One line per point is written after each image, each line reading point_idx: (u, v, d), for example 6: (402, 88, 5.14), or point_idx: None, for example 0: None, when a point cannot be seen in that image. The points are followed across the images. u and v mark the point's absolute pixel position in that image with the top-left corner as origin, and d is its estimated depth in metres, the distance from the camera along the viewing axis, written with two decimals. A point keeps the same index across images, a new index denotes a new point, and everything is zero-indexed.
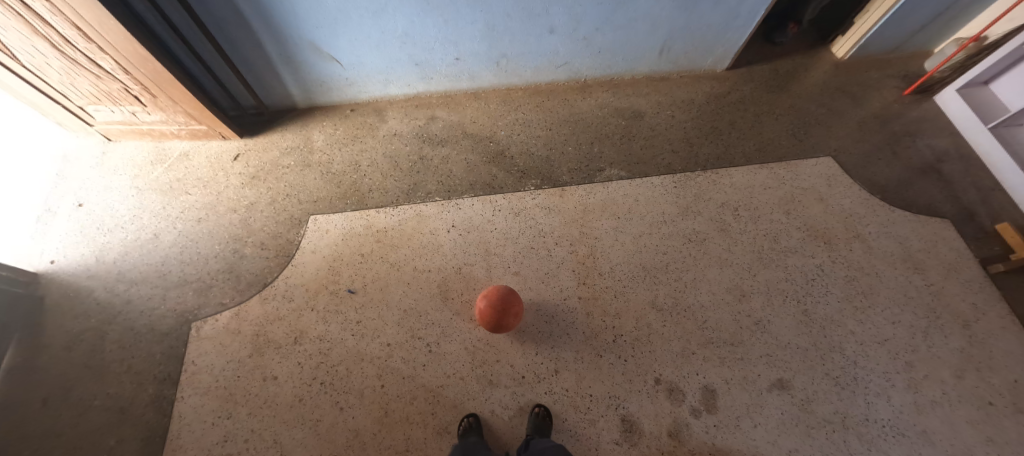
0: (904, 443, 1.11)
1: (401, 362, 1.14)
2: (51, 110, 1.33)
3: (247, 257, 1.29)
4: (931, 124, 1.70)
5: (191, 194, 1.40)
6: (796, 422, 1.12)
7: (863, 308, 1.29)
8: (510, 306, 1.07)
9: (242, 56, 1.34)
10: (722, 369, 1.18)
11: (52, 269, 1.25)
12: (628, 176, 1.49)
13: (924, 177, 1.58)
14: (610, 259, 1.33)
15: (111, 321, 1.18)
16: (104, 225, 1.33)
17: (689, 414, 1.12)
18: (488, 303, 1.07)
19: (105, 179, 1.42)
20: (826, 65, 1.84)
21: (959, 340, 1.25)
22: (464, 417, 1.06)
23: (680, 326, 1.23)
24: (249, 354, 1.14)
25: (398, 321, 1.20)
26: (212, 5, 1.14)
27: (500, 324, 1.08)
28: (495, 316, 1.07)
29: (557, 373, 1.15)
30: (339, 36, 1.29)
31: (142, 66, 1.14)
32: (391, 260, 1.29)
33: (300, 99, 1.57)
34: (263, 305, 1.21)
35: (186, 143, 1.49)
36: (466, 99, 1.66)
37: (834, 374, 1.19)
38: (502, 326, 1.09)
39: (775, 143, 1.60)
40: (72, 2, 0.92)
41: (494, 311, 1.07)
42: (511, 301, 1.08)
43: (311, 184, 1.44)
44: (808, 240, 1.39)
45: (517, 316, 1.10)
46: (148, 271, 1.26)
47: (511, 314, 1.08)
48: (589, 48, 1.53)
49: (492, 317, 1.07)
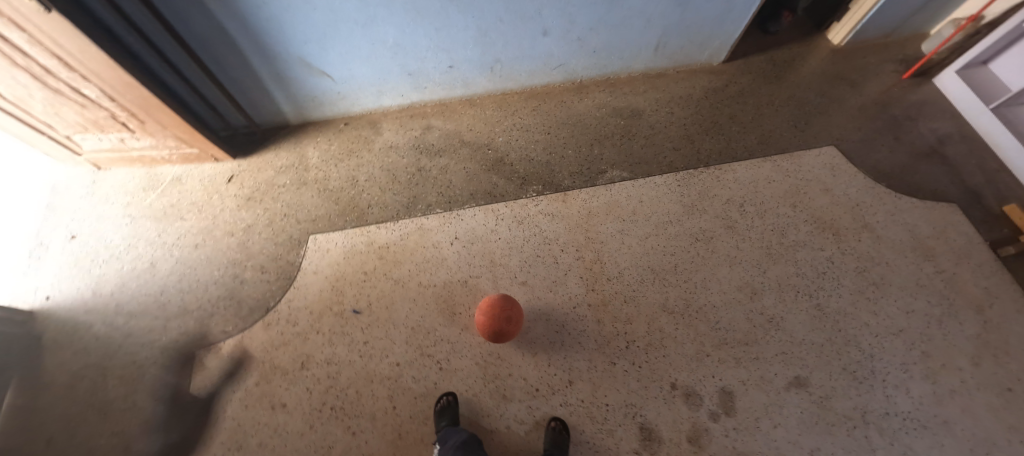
0: (926, 435, 1.10)
1: (412, 381, 1.12)
2: (37, 142, 1.29)
3: (247, 282, 1.26)
4: (931, 107, 1.68)
5: (186, 219, 1.36)
6: (817, 420, 1.10)
7: (875, 299, 1.28)
8: (504, 312, 1.06)
9: (231, 75, 1.30)
10: (738, 370, 1.16)
11: (47, 306, 1.22)
12: (630, 177, 1.47)
13: (928, 162, 1.56)
14: (617, 263, 1.31)
15: (112, 356, 1.15)
16: (99, 256, 1.30)
17: (708, 418, 1.10)
18: (484, 314, 1.07)
19: (97, 208, 1.38)
20: (823, 53, 1.82)
21: (974, 326, 1.24)
22: (443, 395, 1.08)
23: (693, 329, 1.21)
24: (256, 383, 1.11)
25: (406, 339, 1.17)
26: (195, 24, 1.10)
27: (500, 332, 1.05)
28: (496, 325, 1.05)
29: (572, 383, 1.13)
30: (329, 50, 1.26)
31: (128, 93, 1.10)
32: (395, 276, 1.27)
33: (292, 116, 1.54)
34: (267, 330, 1.18)
35: (177, 167, 1.46)
36: (462, 107, 1.63)
37: (851, 368, 1.18)
38: (505, 334, 1.06)
39: (776, 135, 1.59)
40: (52, 32, 0.89)
41: (494, 320, 1.05)
42: (504, 306, 1.06)
43: (309, 203, 1.41)
44: (816, 233, 1.38)
45: (515, 320, 1.07)
46: (147, 302, 1.23)
47: (507, 319, 1.05)
48: (584, 49, 1.50)
49: (493, 327, 1.05)
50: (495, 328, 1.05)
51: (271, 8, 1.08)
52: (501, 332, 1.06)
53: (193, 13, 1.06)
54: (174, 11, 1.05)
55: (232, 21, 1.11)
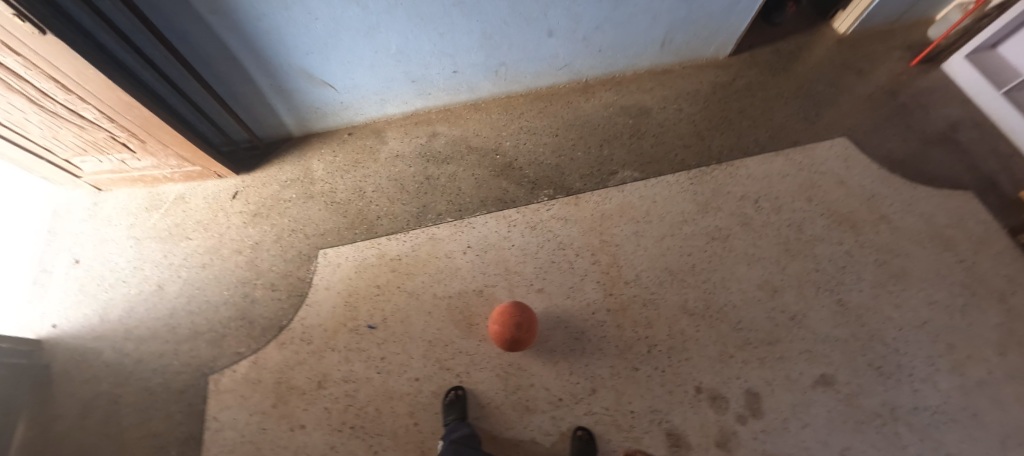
0: (955, 429, 1.08)
1: (432, 396, 1.10)
2: (35, 166, 1.26)
3: (258, 301, 1.23)
4: (942, 92, 1.65)
5: (192, 239, 1.34)
6: (845, 418, 1.09)
7: (897, 292, 1.26)
8: (513, 319, 1.04)
9: (231, 89, 1.27)
10: (763, 370, 1.14)
11: (55, 334, 1.19)
12: (642, 177, 1.45)
13: (942, 148, 1.53)
14: (634, 266, 1.29)
15: (124, 383, 1.13)
16: (105, 281, 1.27)
17: (735, 421, 1.08)
18: (495, 325, 1.05)
19: (100, 231, 1.35)
20: (830, 41, 1.79)
21: (998, 315, 1.22)
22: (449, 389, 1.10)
23: (714, 330, 1.19)
24: (273, 404, 1.09)
25: (424, 353, 1.15)
26: (194, 39, 1.07)
27: (515, 340, 1.03)
28: (512, 333, 1.03)
29: (595, 391, 1.11)
30: (331, 60, 1.23)
31: (128, 113, 1.07)
32: (409, 289, 1.24)
33: (295, 128, 1.51)
34: (281, 350, 1.16)
35: (180, 185, 1.43)
36: (467, 112, 1.60)
37: (876, 364, 1.16)
38: (521, 342, 1.04)
39: (787, 128, 1.56)
40: (49, 55, 0.86)
41: (510, 329, 1.03)
42: (513, 313, 1.04)
43: (316, 216, 1.38)
44: (833, 227, 1.36)
45: (528, 326, 1.04)
46: (157, 326, 1.20)
47: (517, 325, 1.03)
48: (589, 48, 1.48)
49: (509, 335, 1.03)
50: (512, 336, 1.03)
51: (271, 20, 1.05)
52: (517, 341, 1.04)
53: (191, 27, 1.03)
54: (171, 25, 1.02)
55: (231, 34, 1.08)
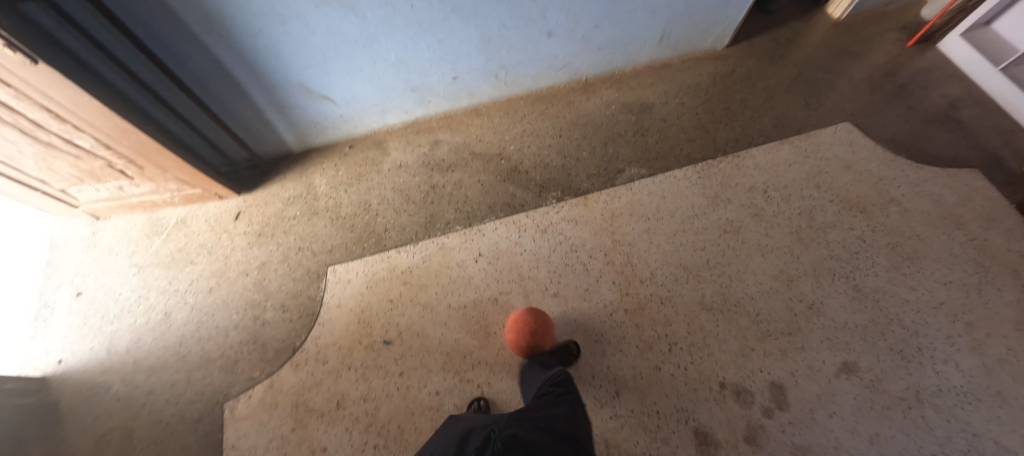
0: (982, 409, 1.05)
1: (454, 409, 1.08)
2: (31, 199, 1.23)
3: (270, 323, 1.21)
4: (939, 71, 1.65)
5: (196, 263, 1.31)
6: (871, 405, 1.07)
7: (912, 273, 1.25)
8: (526, 326, 1.02)
9: (229, 108, 1.25)
10: (786, 361, 1.13)
11: (61, 370, 1.16)
12: (649, 173, 1.44)
13: (944, 127, 1.53)
14: (648, 264, 1.28)
15: (137, 416, 1.10)
16: (110, 312, 1.24)
17: (762, 415, 1.06)
18: (512, 334, 1.04)
19: (102, 261, 1.33)
20: (825, 27, 1.79)
21: (1014, 291, 1.20)
22: (475, 398, 1.08)
23: (733, 324, 1.18)
24: (292, 428, 1.06)
25: (443, 366, 1.13)
26: (188, 59, 1.05)
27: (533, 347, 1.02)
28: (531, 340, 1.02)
29: (619, 393, 1.10)
30: (329, 73, 1.20)
31: (125, 139, 1.04)
32: (422, 301, 1.22)
33: (295, 144, 1.48)
34: (296, 372, 1.13)
35: (181, 209, 1.41)
36: (467, 117, 1.58)
37: (897, 348, 1.14)
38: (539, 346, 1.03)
39: (789, 115, 1.56)
40: (41, 85, 0.83)
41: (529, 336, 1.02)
42: (524, 319, 1.03)
43: (322, 233, 1.36)
44: (844, 212, 1.35)
45: (541, 329, 1.03)
46: (166, 355, 1.17)
47: (531, 332, 1.02)
48: (588, 46, 1.46)
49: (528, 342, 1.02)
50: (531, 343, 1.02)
51: (268, 36, 1.03)
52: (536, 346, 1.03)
53: (185, 47, 1.01)
54: (165, 46, 0.99)
55: (227, 52, 1.05)
